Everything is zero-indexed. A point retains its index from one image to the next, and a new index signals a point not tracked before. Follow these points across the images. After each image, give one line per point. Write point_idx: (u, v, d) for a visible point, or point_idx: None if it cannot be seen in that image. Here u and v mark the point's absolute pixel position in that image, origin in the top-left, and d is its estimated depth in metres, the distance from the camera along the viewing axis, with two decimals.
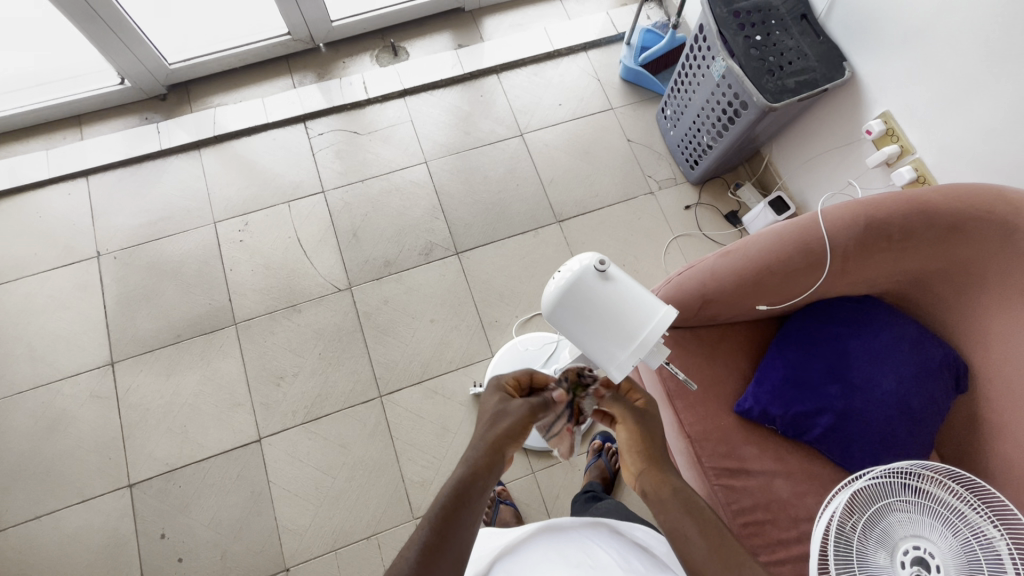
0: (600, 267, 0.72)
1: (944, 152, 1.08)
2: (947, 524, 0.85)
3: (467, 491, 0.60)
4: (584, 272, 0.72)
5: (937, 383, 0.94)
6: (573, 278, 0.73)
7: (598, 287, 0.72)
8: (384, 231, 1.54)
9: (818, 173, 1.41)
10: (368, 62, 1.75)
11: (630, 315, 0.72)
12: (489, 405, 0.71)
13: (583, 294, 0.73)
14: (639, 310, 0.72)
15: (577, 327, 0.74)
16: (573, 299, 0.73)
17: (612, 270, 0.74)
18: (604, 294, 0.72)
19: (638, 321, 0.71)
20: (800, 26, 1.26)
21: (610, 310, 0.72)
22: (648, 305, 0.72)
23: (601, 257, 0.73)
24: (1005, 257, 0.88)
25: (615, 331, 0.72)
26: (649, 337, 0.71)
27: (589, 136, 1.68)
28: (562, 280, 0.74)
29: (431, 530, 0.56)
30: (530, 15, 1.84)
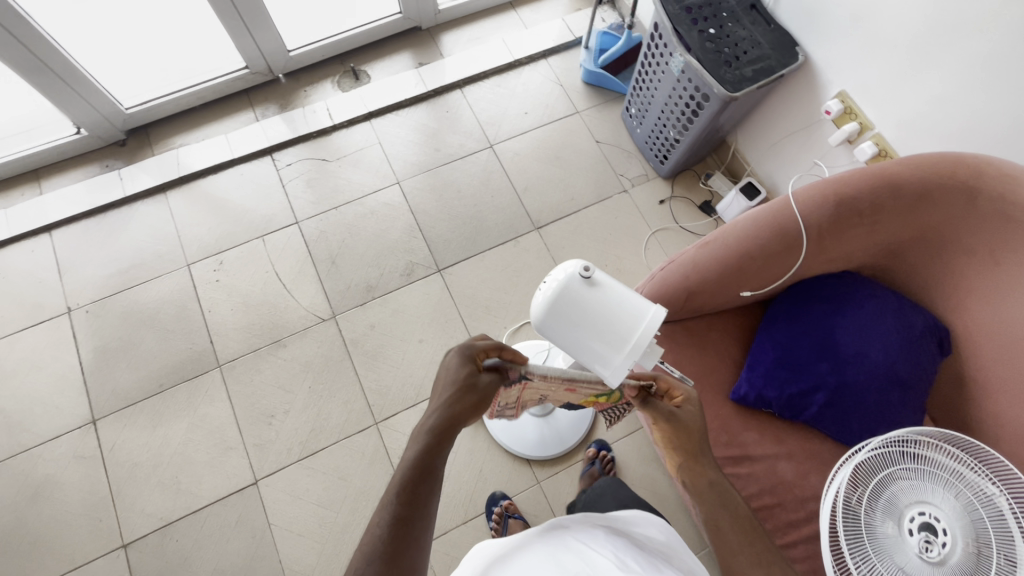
0: (586, 271, 0.67)
1: (902, 125, 1.12)
2: (948, 487, 0.88)
3: (433, 460, 0.63)
4: (569, 279, 0.67)
5: (922, 349, 0.96)
6: (557, 288, 0.67)
7: (586, 294, 0.66)
8: (364, 256, 1.53)
9: (784, 156, 1.44)
10: (329, 88, 1.74)
11: (622, 319, 0.66)
12: (453, 370, 0.70)
13: (570, 303, 0.67)
14: (630, 311, 0.66)
15: (569, 338, 0.68)
16: (561, 309, 0.67)
17: (598, 274, 0.68)
18: (593, 301, 0.66)
19: (631, 323, 0.65)
20: (750, 16, 1.29)
21: (600, 317, 0.66)
22: (640, 305, 0.67)
23: (585, 262, 0.68)
24: (973, 220, 0.90)
25: (608, 337, 0.66)
26: (644, 339, 0.65)
27: (558, 141, 1.69)
28: (546, 291, 0.68)
29: (399, 505, 0.59)
30: (487, 28, 1.85)
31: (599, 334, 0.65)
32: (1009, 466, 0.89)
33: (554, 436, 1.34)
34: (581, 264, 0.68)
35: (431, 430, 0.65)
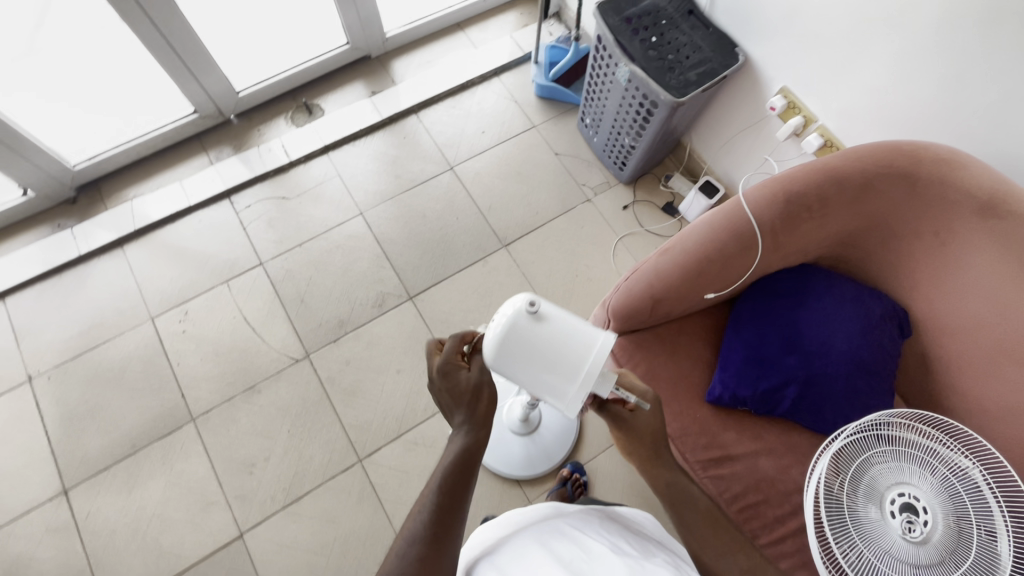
0: (532, 307, 0.64)
1: (843, 115, 1.15)
2: (925, 465, 0.90)
3: (470, 454, 0.68)
4: (516, 315, 0.65)
5: (884, 333, 0.98)
6: (504, 325, 0.65)
7: (534, 330, 0.64)
8: (333, 291, 1.51)
9: (737, 153, 1.47)
10: (283, 125, 1.73)
11: (572, 353, 0.64)
12: (447, 375, 0.71)
13: (519, 340, 0.65)
14: (580, 344, 0.64)
15: (521, 375, 0.66)
16: (510, 347, 0.65)
17: (546, 306, 0.66)
18: (543, 337, 0.64)
19: (582, 356, 0.64)
20: (690, 22, 1.31)
21: (551, 353, 0.64)
22: (590, 336, 0.65)
23: (531, 296, 0.66)
24: (916, 205, 0.93)
25: (560, 373, 0.64)
26: (596, 372, 0.63)
27: (517, 157, 1.70)
28: (493, 328, 0.66)
29: (441, 499, 0.64)
30: (437, 51, 1.86)
31: (549, 371, 0.64)
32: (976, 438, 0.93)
33: (541, 453, 1.33)
34: (527, 297, 0.66)
35: (463, 429, 0.69)
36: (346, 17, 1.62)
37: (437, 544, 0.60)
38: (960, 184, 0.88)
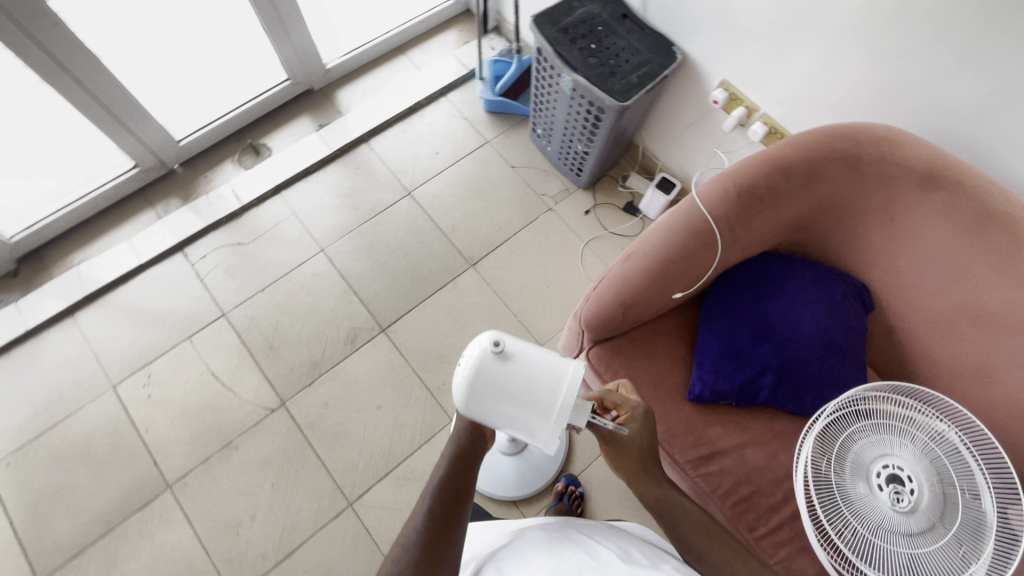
0: (497, 346, 0.64)
1: (783, 103, 1.18)
2: (903, 434, 0.93)
3: (467, 455, 0.73)
4: (482, 356, 0.64)
5: (848, 312, 1.01)
6: (471, 368, 0.64)
7: (502, 369, 0.64)
8: (302, 333, 1.47)
9: (688, 148, 1.50)
10: (231, 168, 1.68)
11: (543, 388, 0.64)
12: None
13: (488, 382, 0.64)
14: (549, 378, 0.64)
15: (495, 417, 0.65)
16: (480, 390, 0.64)
17: (511, 343, 0.65)
18: (511, 375, 0.64)
19: (553, 391, 0.63)
20: (625, 25, 1.32)
21: (521, 392, 0.63)
22: (559, 369, 0.65)
23: (495, 335, 0.65)
24: (861, 185, 0.96)
25: (533, 411, 0.63)
26: (570, 404, 0.63)
27: (474, 174, 1.69)
28: (461, 372, 0.65)
29: (437, 500, 0.68)
30: (381, 77, 1.84)
31: (522, 409, 0.63)
32: (950, 403, 0.96)
33: (534, 470, 1.32)
34: (491, 337, 0.65)
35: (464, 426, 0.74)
36: (282, 53, 1.59)
37: (432, 550, 0.65)
38: (901, 159, 0.91)
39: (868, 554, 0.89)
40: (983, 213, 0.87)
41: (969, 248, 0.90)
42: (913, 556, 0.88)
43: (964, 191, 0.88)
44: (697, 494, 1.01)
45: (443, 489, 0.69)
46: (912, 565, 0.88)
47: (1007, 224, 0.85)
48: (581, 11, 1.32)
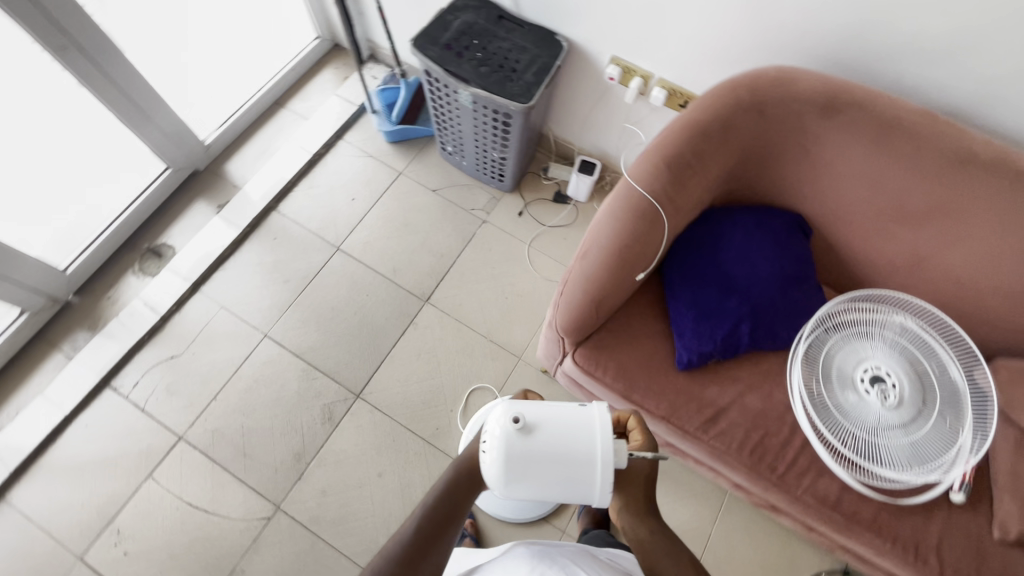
0: (516, 422, 0.62)
1: (674, 65, 1.22)
2: (869, 336, 1.04)
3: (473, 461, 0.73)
4: (505, 438, 0.62)
5: (793, 243, 1.08)
6: (498, 453, 0.62)
7: (530, 444, 0.62)
8: (274, 427, 1.37)
9: (598, 126, 1.52)
10: (135, 280, 1.52)
11: (577, 451, 0.62)
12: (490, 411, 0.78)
13: (520, 461, 0.62)
14: (579, 437, 0.62)
15: (538, 493, 0.63)
16: (514, 472, 0.62)
17: (529, 413, 0.64)
18: (541, 447, 0.62)
19: (588, 449, 0.62)
20: (505, 26, 1.30)
21: (558, 461, 0.61)
22: (585, 423, 0.63)
23: (511, 410, 0.63)
24: (772, 127, 1.01)
25: (575, 476, 0.62)
26: (609, 457, 0.61)
27: (398, 209, 1.64)
28: (489, 459, 0.63)
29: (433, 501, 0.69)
30: (268, 137, 1.73)
31: (564, 478, 0.61)
32: (893, 296, 1.08)
33: None
34: (507, 413, 0.64)
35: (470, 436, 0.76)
36: (153, 143, 1.45)
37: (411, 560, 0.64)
38: (800, 93, 0.97)
39: (878, 455, 0.96)
40: (881, 123, 0.95)
41: (878, 156, 0.98)
42: (913, 442, 0.97)
43: (859, 106, 0.95)
44: (715, 455, 1.03)
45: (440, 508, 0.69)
46: (914, 450, 0.97)
47: (902, 126, 0.94)
48: (458, 23, 1.29)
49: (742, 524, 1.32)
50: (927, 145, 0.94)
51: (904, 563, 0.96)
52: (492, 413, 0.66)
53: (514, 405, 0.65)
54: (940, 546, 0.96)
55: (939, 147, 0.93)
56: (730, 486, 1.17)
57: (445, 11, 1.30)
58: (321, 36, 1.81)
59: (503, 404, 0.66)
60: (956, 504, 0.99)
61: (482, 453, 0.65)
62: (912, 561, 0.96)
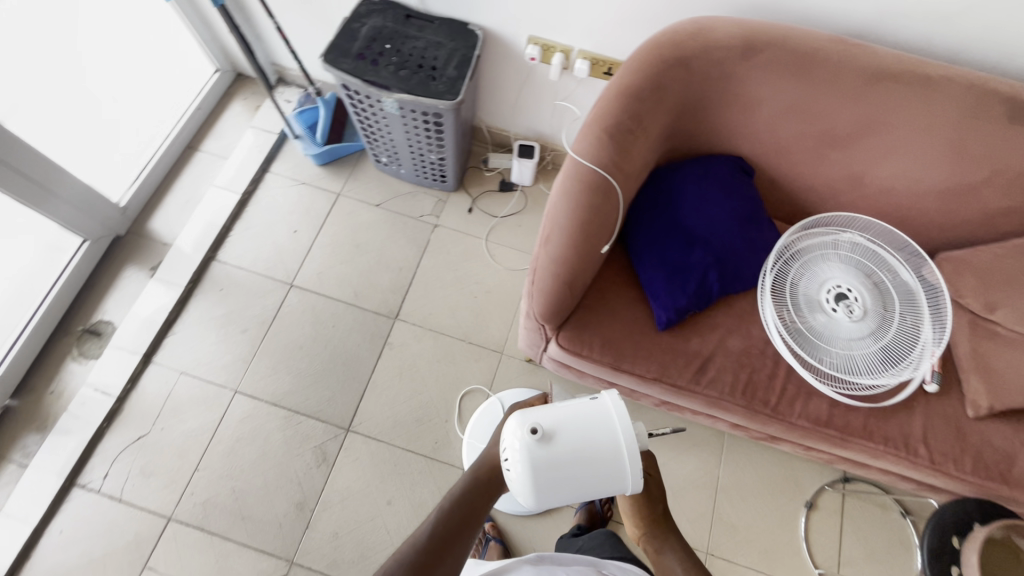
0: (535, 432, 0.67)
1: (591, 35, 1.23)
2: (825, 259, 1.10)
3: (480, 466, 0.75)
4: (528, 449, 0.67)
5: (740, 186, 1.12)
6: (525, 465, 0.67)
7: (552, 450, 0.67)
8: (268, 483, 1.30)
9: (528, 108, 1.51)
10: (77, 366, 1.40)
11: (597, 447, 0.67)
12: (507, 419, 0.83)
13: (546, 468, 0.67)
14: (595, 432, 0.68)
15: (569, 494, 0.68)
16: (543, 480, 0.67)
17: (544, 421, 0.69)
18: (562, 450, 0.67)
19: (606, 440, 0.67)
20: (414, 24, 1.26)
21: (582, 460, 0.67)
22: (598, 416, 0.69)
23: (528, 422, 0.68)
24: (699, 78, 1.03)
25: (599, 469, 0.67)
26: (629, 444, 0.67)
27: (345, 232, 1.58)
28: (516, 473, 0.68)
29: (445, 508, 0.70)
30: (188, 185, 1.62)
31: (590, 475, 0.67)
32: (837, 217, 1.14)
33: None
34: (524, 426, 0.68)
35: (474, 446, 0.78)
36: (62, 216, 1.33)
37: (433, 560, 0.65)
38: (717, 41, 0.99)
39: (856, 366, 1.02)
40: (797, 56, 0.99)
41: (800, 88, 1.02)
42: (884, 347, 1.03)
43: (773, 44, 0.99)
44: (711, 402, 1.06)
45: (455, 513, 0.70)
46: (886, 354, 1.03)
47: (816, 55, 0.98)
48: (366, 30, 1.24)
49: (745, 459, 1.38)
50: (842, 69, 0.98)
51: (899, 459, 1.03)
52: (510, 430, 0.70)
53: (527, 417, 0.70)
54: (926, 434, 1.03)
55: (853, 69, 0.98)
56: (728, 428, 1.21)
57: (350, 20, 1.25)
58: (220, 69, 1.70)
59: (517, 419, 0.70)
60: (932, 394, 1.06)
61: (508, 470, 0.69)
62: (906, 455, 1.02)
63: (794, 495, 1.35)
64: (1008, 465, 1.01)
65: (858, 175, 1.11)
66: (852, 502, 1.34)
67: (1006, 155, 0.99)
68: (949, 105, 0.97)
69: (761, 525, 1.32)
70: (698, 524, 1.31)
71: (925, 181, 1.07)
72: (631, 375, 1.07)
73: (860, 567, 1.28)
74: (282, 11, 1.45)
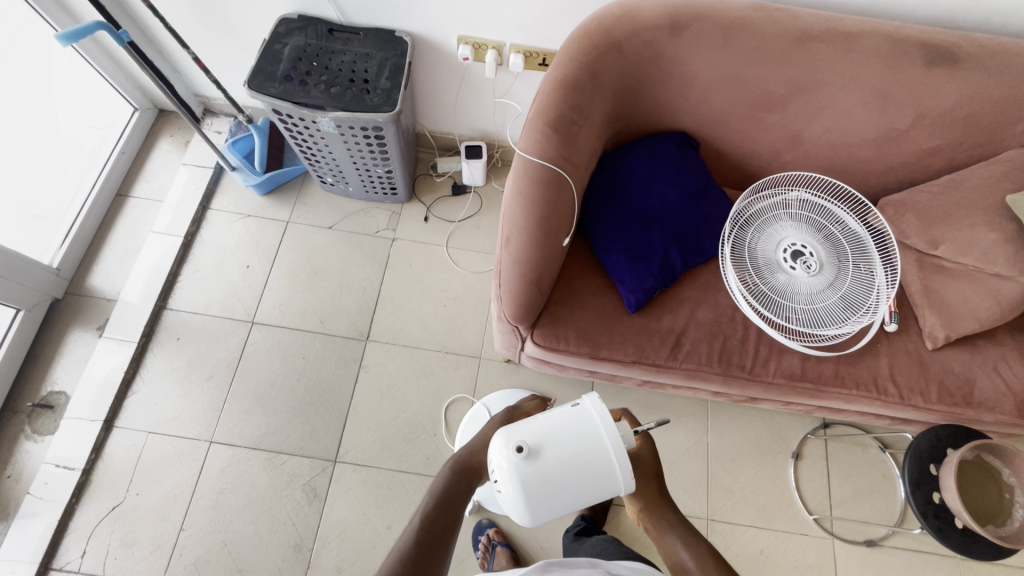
0: (521, 450, 0.66)
1: (520, 28, 1.22)
2: (777, 219, 1.13)
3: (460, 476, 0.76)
4: (516, 468, 0.66)
5: (688, 160, 1.14)
6: (515, 484, 0.67)
7: (541, 465, 0.67)
8: (261, 530, 1.26)
9: (469, 108, 1.49)
10: (33, 444, 1.31)
11: (587, 454, 0.67)
12: (499, 416, 0.83)
13: (536, 483, 0.67)
14: (581, 439, 0.68)
15: (564, 505, 0.68)
16: (536, 494, 0.67)
17: (530, 436, 0.68)
18: (552, 463, 0.67)
19: (593, 446, 0.67)
20: (339, 38, 1.22)
21: (573, 470, 0.67)
22: (582, 423, 0.69)
23: (513, 440, 0.68)
24: (632, 59, 1.03)
25: (590, 476, 0.67)
26: (619, 446, 0.67)
27: (301, 259, 1.53)
28: (509, 491, 0.67)
29: (431, 526, 0.70)
30: (125, 235, 1.53)
31: (583, 482, 0.67)
32: (780, 178, 1.18)
33: None
34: (510, 445, 0.68)
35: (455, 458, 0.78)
36: None
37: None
38: (644, 21, 1.00)
39: (820, 318, 1.05)
40: (723, 27, 1.00)
41: (730, 57, 1.03)
42: (843, 297, 1.07)
43: (698, 19, 1.00)
44: (690, 375, 1.08)
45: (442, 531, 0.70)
46: (846, 302, 1.06)
47: (740, 24, 1.00)
48: (289, 50, 1.19)
49: (730, 422, 1.42)
50: (767, 35, 1.00)
51: (871, 399, 1.08)
52: (496, 449, 0.70)
53: (512, 434, 0.69)
54: (892, 372, 1.08)
55: (777, 34, 1.00)
56: (710, 396, 1.24)
57: (270, 42, 1.20)
58: (140, 107, 1.61)
59: (502, 437, 0.70)
60: (892, 333, 1.11)
61: (499, 490, 0.69)
62: (877, 395, 1.07)
63: (781, 449, 1.39)
64: (969, 389, 1.07)
65: (796, 134, 1.14)
66: (835, 446, 1.40)
67: (928, 97, 1.04)
68: (871, 57, 1.01)
69: (754, 482, 1.36)
70: (695, 492, 1.34)
71: (859, 131, 1.11)
72: (610, 362, 1.07)
73: (850, 506, 1.34)
74: (197, 40, 1.38)
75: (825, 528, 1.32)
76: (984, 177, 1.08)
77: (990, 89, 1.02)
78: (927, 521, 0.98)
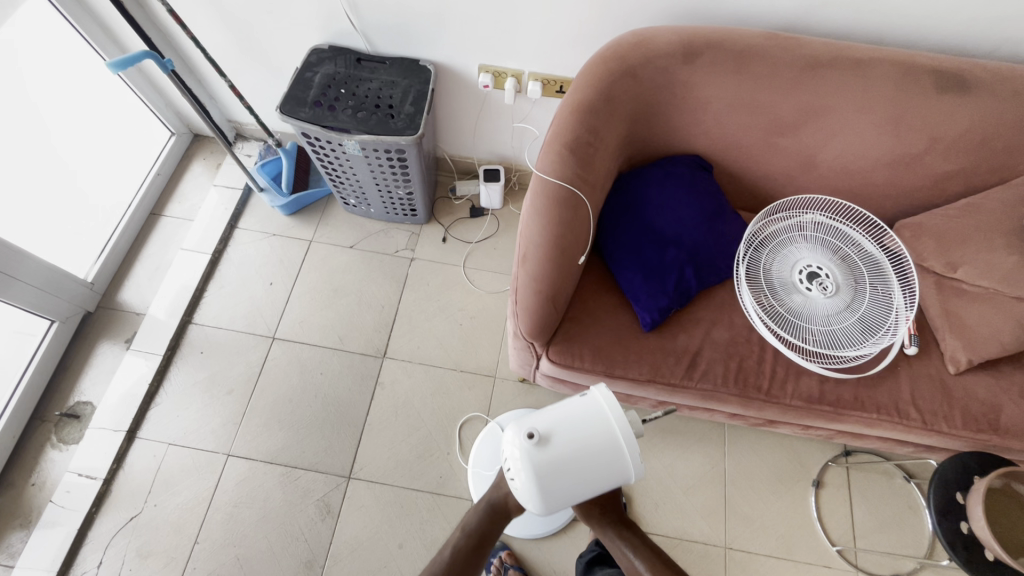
0: (532, 437, 0.70)
1: (540, 57, 1.27)
2: (794, 240, 1.14)
3: None
4: (527, 454, 0.70)
5: (702, 182, 1.16)
6: (528, 471, 0.69)
7: (552, 451, 0.70)
8: (273, 546, 1.26)
9: (488, 132, 1.55)
10: (59, 453, 1.34)
11: (596, 438, 0.70)
12: None
13: (548, 468, 0.69)
14: (590, 425, 0.70)
15: (576, 492, 0.71)
16: (547, 480, 0.69)
17: (540, 424, 0.71)
18: (562, 448, 0.70)
19: (602, 432, 0.70)
20: (366, 66, 1.28)
21: (583, 453, 0.69)
22: (590, 411, 0.72)
23: (523, 428, 0.71)
24: (646, 84, 1.07)
25: (601, 460, 0.70)
26: (625, 429, 0.70)
27: (322, 276, 1.57)
28: (522, 479, 0.70)
29: None
30: (156, 251, 1.60)
31: (593, 466, 0.69)
32: (795, 201, 1.19)
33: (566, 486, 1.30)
34: (521, 433, 0.71)
35: None
36: (26, 301, 1.28)
37: None
38: (657, 49, 1.04)
39: (838, 340, 1.05)
40: (735, 55, 1.04)
41: (743, 83, 1.06)
42: (861, 318, 1.06)
43: (711, 47, 1.04)
44: (705, 395, 1.08)
45: None
46: (863, 324, 1.06)
47: (752, 52, 1.03)
48: (319, 78, 1.26)
49: (748, 447, 1.39)
50: (778, 62, 1.04)
51: (893, 423, 1.06)
52: (508, 440, 0.73)
53: (523, 424, 0.73)
54: (914, 396, 1.06)
55: (788, 60, 1.03)
56: (727, 419, 1.23)
57: (302, 70, 1.27)
58: (176, 132, 1.70)
59: (513, 427, 0.73)
60: (913, 356, 1.10)
61: (513, 480, 0.72)
62: (899, 419, 1.05)
63: (800, 477, 1.36)
64: (995, 414, 1.05)
65: (810, 158, 1.16)
66: (857, 474, 1.36)
67: (942, 121, 1.05)
68: (881, 83, 1.03)
69: (773, 512, 1.32)
70: (712, 519, 1.31)
71: (873, 155, 1.12)
72: (625, 380, 1.08)
73: (875, 538, 1.30)
74: (234, 69, 1.46)
75: (848, 560, 1.28)
76: (1001, 201, 1.08)
77: (1004, 114, 1.03)
78: (955, 551, 0.95)
